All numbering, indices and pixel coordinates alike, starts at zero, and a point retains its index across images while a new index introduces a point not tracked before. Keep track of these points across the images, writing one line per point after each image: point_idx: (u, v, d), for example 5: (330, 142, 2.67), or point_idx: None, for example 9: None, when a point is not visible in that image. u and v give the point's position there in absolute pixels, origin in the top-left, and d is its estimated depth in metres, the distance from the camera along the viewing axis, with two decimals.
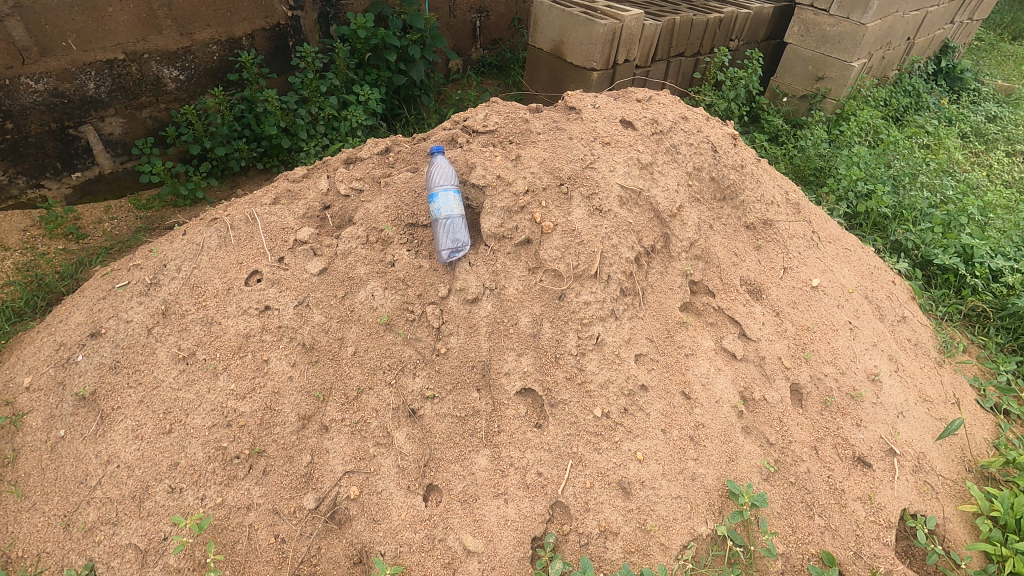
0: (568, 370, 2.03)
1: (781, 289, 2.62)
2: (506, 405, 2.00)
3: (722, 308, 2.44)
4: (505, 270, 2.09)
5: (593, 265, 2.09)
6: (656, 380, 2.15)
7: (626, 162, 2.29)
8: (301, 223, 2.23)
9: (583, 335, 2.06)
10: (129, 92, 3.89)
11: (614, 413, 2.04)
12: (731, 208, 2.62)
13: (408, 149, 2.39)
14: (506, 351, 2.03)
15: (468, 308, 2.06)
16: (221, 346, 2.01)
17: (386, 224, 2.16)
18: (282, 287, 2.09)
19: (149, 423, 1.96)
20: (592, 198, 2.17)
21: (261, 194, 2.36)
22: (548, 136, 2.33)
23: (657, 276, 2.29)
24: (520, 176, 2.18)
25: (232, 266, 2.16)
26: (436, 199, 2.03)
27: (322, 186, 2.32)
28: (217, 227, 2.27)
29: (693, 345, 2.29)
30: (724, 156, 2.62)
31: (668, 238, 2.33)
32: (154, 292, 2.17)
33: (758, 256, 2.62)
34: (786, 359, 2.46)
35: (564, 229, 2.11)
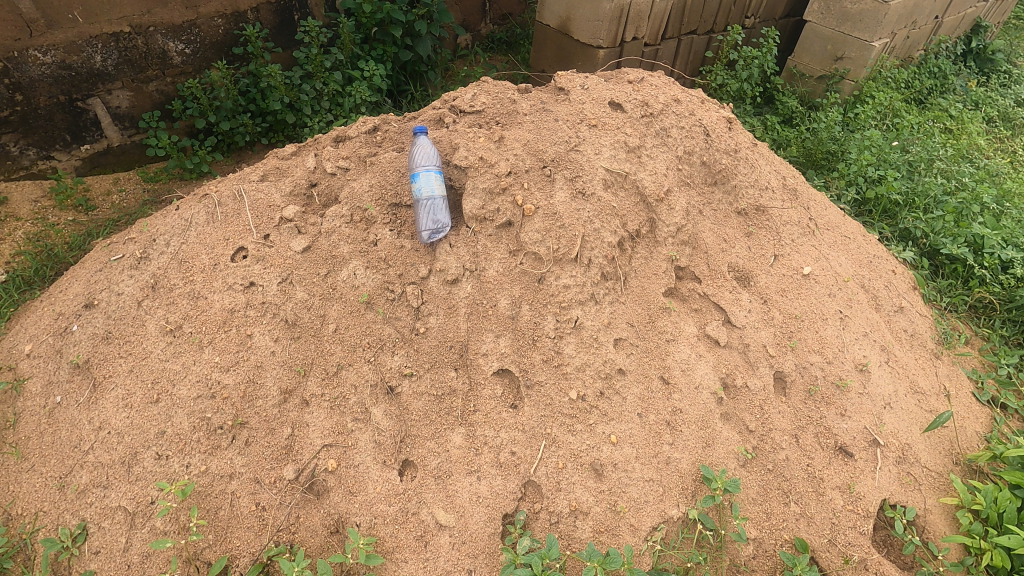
0: (545, 352, 2.06)
1: (771, 277, 2.57)
2: (482, 385, 2.03)
3: (708, 295, 2.42)
4: (486, 252, 2.09)
5: (573, 248, 2.09)
6: (635, 365, 2.17)
7: (613, 145, 2.25)
8: (288, 201, 2.22)
9: (561, 318, 2.08)
10: (135, 65, 3.92)
11: (589, 396, 2.06)
12: (722, 193, 2.55)
13: (395, 127, 2.37)
14: (485, 332, 2.06)
15: (447, 289, 2.07)
16: (206, 321, 2.05)
17: (370, 203, 2.16)
18: (267, 264, 2.10)
19: (138, 392, 2.03)
20: (575, 181, 2.14)
21: (251, 170, 2.36)
22: (535, 117, 2.28)
23: (641, 260, 2.29)
24: (503, 158, 2.15)
25: (219, 242, 2.16)
26: (418, 180, 2.02)
27: (309, 163, 2.30)
28: (206, 203, 2.27)
29: (675, 331, 2.29)
30: (718, 140, 2.53)
31: (654, 223, 2.32)
32: (143, 266, 2.20)
33: (749, 243, 2.57)
34: (770, 347, 2.46)
35: (546, 212, 2.09)
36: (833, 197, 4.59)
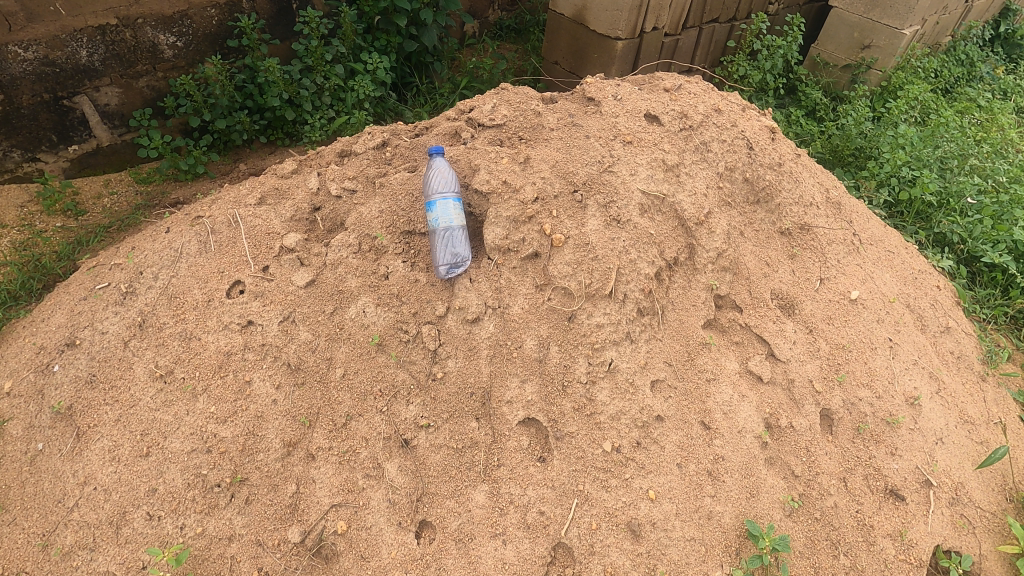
0: (576, 400, 1.86)
1: (816, 303, 2.35)
2: (506, 436, 1.83)
3: (750, 326, 2.21)
4: (510, 287, 1.87)
5: (607, 283, 1.87)
6: (673, 409, 1.97)
7: (650, 164, 2.01)
8: (289, 228, 2.00)
9: (594, 361, 1.87)
10: (123, 60, 3.65)
11: (625, 447, 1.87)
12: (765, 212, 2.31)
13: (406, 142, 2.14)
14: (509, 377, 1.85)
15: (467, 329, 1.86)
16: (200, 365, 1.84)
17: (380, 230, 1.94)
18: (266, 301, 1.88)
19: (126, 444, 1.83)
20: (609, 207, 1.91)
21: (247, 190, 2.13)
22: (563, 132, 2.04)
23: (679, 291, 2.08)
24: (529, 181, 1.91)
25: (212, 276, 1.93)
26: (435, 209, 1.79)
27: (311, 184, 2.08)
28: (198, 230, 2.04)
29: (716, 368, 2.09)
30: (762, 153, 2.28)
31: (693, 248, 2.10)
32: (129, 302, 1.97)
33: (793, 266, 2.35)
34: (816, 382, 2.25)
35: (577, 242, 1.87)
36: (864, 200, 4.32)
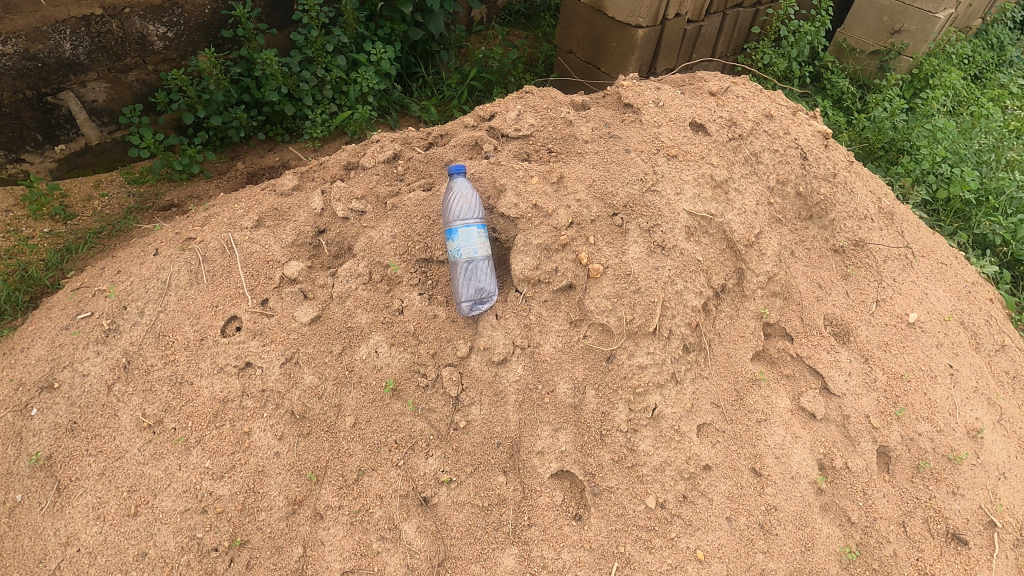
0: (616, 451, 1.65)
1: (872, 328, 2.12)
2: (537, 491, 1.63)
3: (801, 356, 1.99)
4: (540, 323, 1.66)
5: (652, 318, 1.65)
6: (721, 456, 1.77)
7: (697, 181, 1.78)
8: (290, 254, 1.77)
9: (636, 407, 1.66)
10: (111, 53, 3.08)
11: (671, 502, 1.67)
12: (817, 229, 2.08)
13: (420, 156, 1.93)
14: (540, 426, 1.65)
15: (493, 371, 1.66)
16: (193, 414, 1.64)
17: (393, 259, 1.73)
18: (266, 340, 1.67)
19: (113, 501, 1.63)
20: (653, 232, 1.68)
21: (242, 210, 1.90)
22: (598, 145, 1.81)
23: (726, 321, 1.86)
24: (562, 204, 1.69)
25: (205, 310, 1.71)
26: (456, 238, 1.57)
27: (315, 204, 1.85)
28: (187, 257, 1.81)
29: (767, 407, 1.88)
30: (816, 163, 2.04)
31: (742, 273, 1.87)
32: (113, 340, 1.75)
33: (847, 287, 2.13)
34: (873, 418, 2.04)
35: (617, 273, 1.65)
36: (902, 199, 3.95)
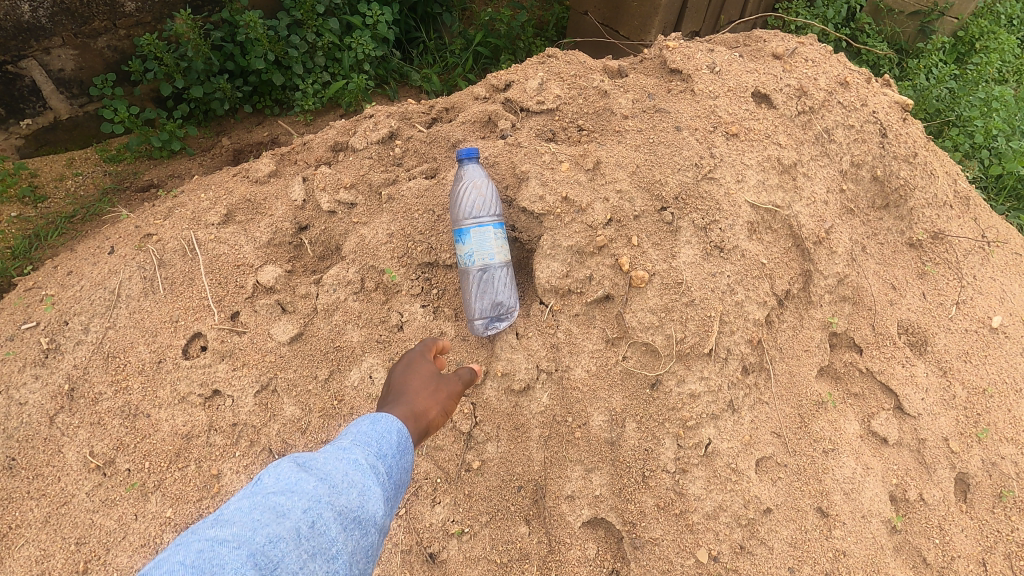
0: (661, 496, 1.36)
1: (951, 336, 1.79)
2: (566, 544, 1.35)
3: (872, 371, 1.67)
4: (570, 342, 1.38)
5: (708, 338, 1.35)
6: (782, 496, 1.47)
7: (761, 165, 1.46)
8: (265, 258, 1.46)
9: (686, 442, 1.36)
10: (76, 15, 2.39)
11: (725, 555, 1.37)
12: (891, 220, 1.75)
13: (422, 134, 1.61)
14: (569, 466, 1.38)
15: (512, 400, 1.39)
16: (151, 452, 1.35)
17: (390, 263, 1.42)
18: (236, 364, 1.38)
19: (59, 555, 1.31)
20: (709, 230, 1.38)
21: (207, 201, 1.57)
22: (641, 121, 1.49)
23: (789, 333, 1.54)
24: (598, 197, 1.39)
25: (163, 326, 1.41)
26: (467, 240, 1.27)
27: (295, 194, 1.53)
28: (139, 261, 1.48)
29: (835, 435, 1.57)
30: (897, 141, 1.70)
31: (809, 276, 1.54)
32: (55, 362, 1.44)
33: (924, 288, 1.81)
34: (952, 441, 1.67)
35: (665, 281, 1.35)
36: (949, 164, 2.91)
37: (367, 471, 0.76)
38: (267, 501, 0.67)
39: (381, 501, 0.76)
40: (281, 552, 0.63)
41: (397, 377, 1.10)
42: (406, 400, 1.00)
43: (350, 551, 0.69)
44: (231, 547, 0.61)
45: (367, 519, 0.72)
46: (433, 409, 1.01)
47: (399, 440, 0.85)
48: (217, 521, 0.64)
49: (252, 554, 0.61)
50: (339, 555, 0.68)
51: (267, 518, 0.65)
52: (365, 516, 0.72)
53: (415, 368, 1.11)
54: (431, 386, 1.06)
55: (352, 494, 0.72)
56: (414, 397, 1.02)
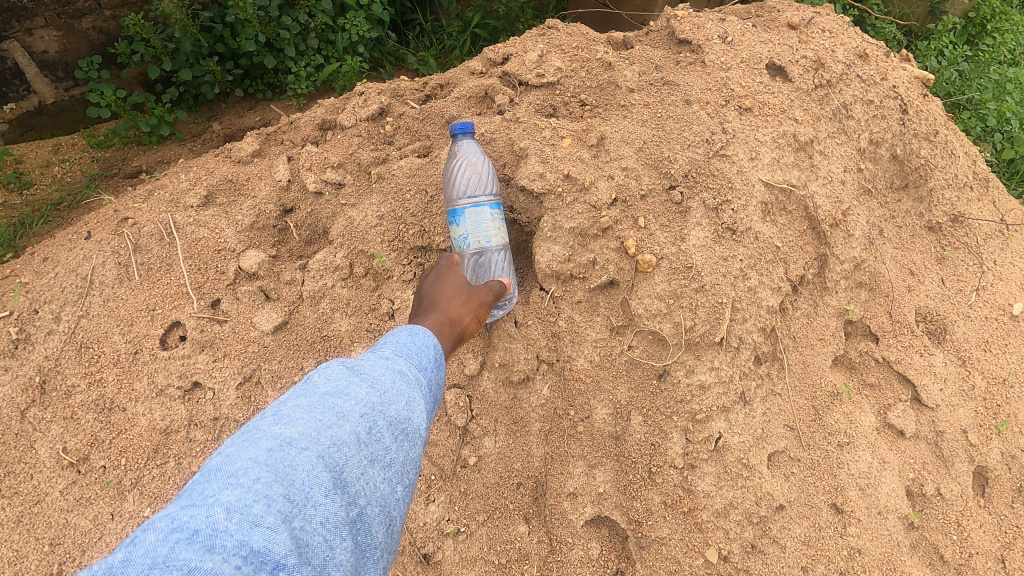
0: (667, 492, 1.28)
1: (970, 324, 1.66)
2: (568, 544, 1.28)
3: (888, 361, 1.55)
4: (572, 331, 1.32)
5: (721, 327, 1.26)
6: (795, 492, 1.35)
7: (776, 141, 1.37)
8: (246, 242, 1.37)
9: (695, 437, 1.28)
10: None
11: (736, 556, 1.28)
12: (910, 202, 1.65)
13: (414, 111, 1.51)
14: (571, 461, 1.31)
15: (511, 393, 1.35)
16: (128, 448, 1.28)
17: (380, 247, 1.33)
18: (217, 355, 1.30)
19: (31, 558, 1.23)
20: (721, 210, 1.30)
21: (187, 182, 1.48)
22: (649, 95, 1.40)
23: (804, 321, 1.44)
24: (602, 174, 1.31)
25: (139, 315, 1.33)
26: (461, 221, 1.18)
27: (279, 174, 1.44)
28: (112, 246, 1.39)
29: (850, 428, 1.44)
30: (918, 118, 1.60)
31: (825, 260, 1.45)
32: (24, 352, 1.35)
33: (943, 273, 1.68)
34: (972, 433, 1.54)
35: (673, 265, 1.28)
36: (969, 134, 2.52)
37: (409, 386, 0.84)
38: (328, 406, 0.75)
39: (419, 414, 0.85)
40: (345, 454, 0.72)
41: (429, 289, 1.14)
42: (442, 315, 1.05)
43: (398, 457, 0.79)
44: (303, 446, 0.70)
45: (411, 431, 0.81)
46: (467, 318, 1.08)
47: (432, 359, 0.93)
48: (285, 419, 0.72)
49: (323, 455, 0.70)
50: (390, 461, 0.77)
51: (333, 415, 0.74)
52: (410, 428, 0.81)
53: (447, 279, 1.14)
54: (464, 296, 1.11)
55: (398, 407, 0.81)
56: (448, 304, 1.07)
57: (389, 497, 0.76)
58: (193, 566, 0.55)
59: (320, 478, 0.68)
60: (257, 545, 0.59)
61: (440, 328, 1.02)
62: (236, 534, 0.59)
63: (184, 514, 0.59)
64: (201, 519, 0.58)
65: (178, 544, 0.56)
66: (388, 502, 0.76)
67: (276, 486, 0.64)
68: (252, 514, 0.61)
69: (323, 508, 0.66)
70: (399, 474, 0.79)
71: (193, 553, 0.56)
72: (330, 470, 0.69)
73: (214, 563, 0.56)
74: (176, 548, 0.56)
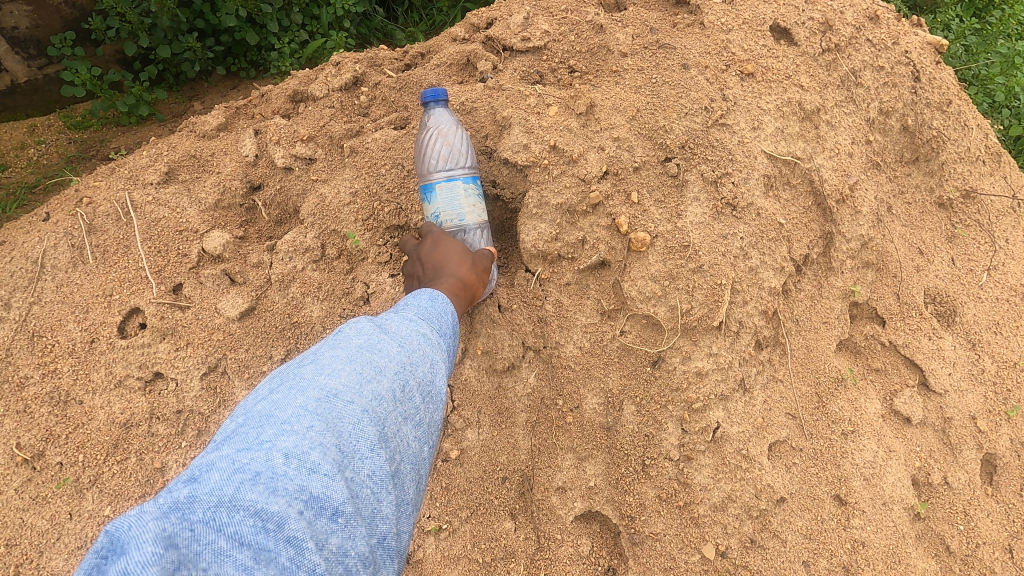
0: (662, 486, 1.20)
1: (981, 306, 1.51)
2: (556, 540, 1.21)
3: (895, 345, 1.42)
4: (560, 315, 1.23)
5: (719, 311, 1.18)
6: (796, 483, 1.27)
7: (780, 110, 1.29)
8: (210, 222, 1.28)
9: (692, 427, 1.19)
10: None
11: (734, 551, 1.20)
12: (920, 176, 1.53)
13: (391, 80, 1.41)
14: (560, 454, 1.24)
15: (495, 382, 1.27)
16: (85, 444, 1.19)
17: (353, 227, 1.24)
18: (179, 343, 1.21)
19: None
20: (719, 184, 1.21)
21: (147, 158, 1.38)
22: (643, 59, 1.30)
23: (807, 304, 1.35)
24: (592, 145, 1.22)
25: (95, 301, 1.24)
26: (434, 198, 1.09)
27: (245, 149, 1.34)
28: (67, 228, 1.29)
29: (855, 415, 1.34)
30: (932, 85, 1.49)
31: (830, 238, 1.35)
32: None
33: (953, 252, 1.53)
34: (980, 420, 1.42)
35: (669, 244, 1.19)
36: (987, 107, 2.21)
37: (436, 346, 0.84)
38: (366, 358, 0.75)
39: (445, 374, 0.85)
40: (386, 409, 0.73)
41: (426, 253, 1.05)
42: (453, 280, 0.99)
43: (428, 416, 0.80)
44: (348, 398, 0.70)
45: (439, 391, 0.82)
46: (476, 282, 1.04)
47: (452, 323, 0.92)
48: (325, 370, 0.72)
49: (368, 410, 0.70)
50: (422, 420, 0.78)
51: (372, 369, 0.74)
52: (437, 390, 0.81)
53: (449, 243, 1.05)
54: (470, 259, 1.04)
55: (427, 367, 0.81)
56: (455, 264, 1.02)
57: (420, 455, 0.78)
58: (259, 508, 0.58)
59: (366, 432, 0.69)
60: (315, 492, 0.62)
61: (455, 294, 0.98)
62: (294, 480, 0.61)
63: (244, 456, 0.61)
64: (262, 462, 0.61)
65: (242, 484, 0.59)
66: (420, 458, 0.78)
67: (328, 437, 0.66)
68: (308, 462, 0.63)
69: (369, 461, 0.68)
70: (428, 434, 0.80)
71: (258, 495, 0.59)
72: (374, 425, 0.70)
73: (278, 507, 0.59)
74: (241, 489, 0.59)
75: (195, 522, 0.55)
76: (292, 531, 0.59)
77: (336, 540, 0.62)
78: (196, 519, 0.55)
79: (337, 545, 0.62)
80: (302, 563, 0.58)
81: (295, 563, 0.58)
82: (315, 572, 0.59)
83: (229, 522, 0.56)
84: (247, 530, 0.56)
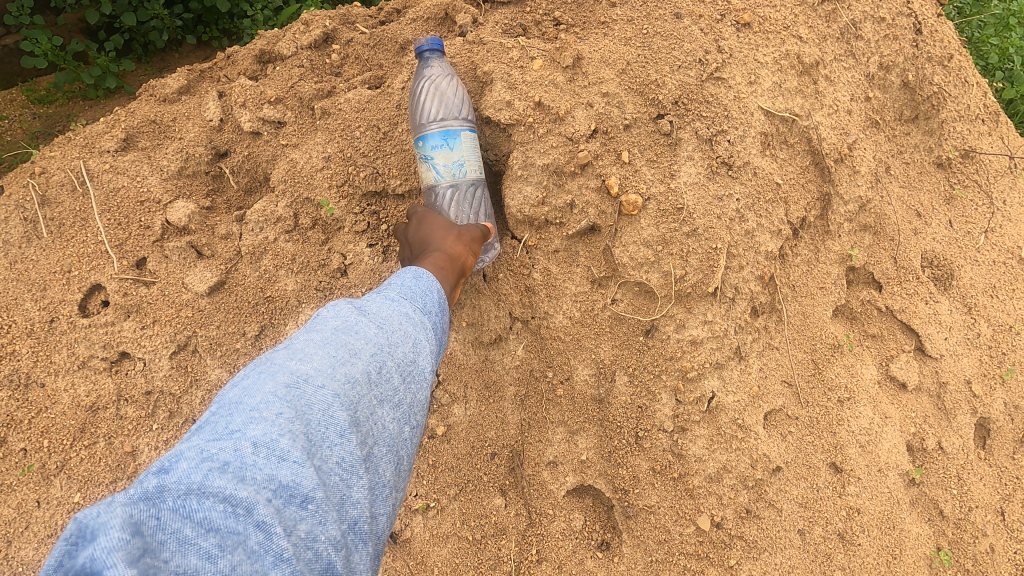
0: (655, 458, 1.17)
1: (978, 268, 1.47)
2: (548, 515, 1.18)
3: (891, 309, 1.38)
4: (548, 284, 1.18)
5: (714, 277, 1.13)
6: (792, 452, 1.24)
7: (776, 63, 1.22)
8: (174, 192, 1.20)
9: (686, 398, 1.15)
10: None
11: (730, 522, 1.17)
12: (919, 134, 1.47)
13: (365, 36, 1.32)
14: (550, 427, 1.20)
15: (481, 355, 1.22)
16: (47, 431, 1.11)
17: (328, 194, 1.17)
18: (145, 321, 1.14)
19: None
20: (714, 142, 1.14)
21: (103, 124, 1.28)
22: (632, 10, 1.23)
23: (803, 268, 1.30)
24: (579, 102, 1.15)
25: (52, 279, 1.16)
26: (460, 144, 1.02)
27: (208, 113, 1.25)
28: (18, 201, 1.20)
29: (852, 382, 1.31)
30: (935, 37, 1.42)
31: (827, 200, 1.30)
32: None
33: (951, 214, 1.48)
34: (976, 384, 1.39)
35: (661, 206, 1.14)
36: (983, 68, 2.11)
37: (417, 327, 0.78)
38: (340, 341, 0.69)
39: (430, 356, 0.79)
40: (359, 393, 0.67)
41: (414, 234, 1.02)
42: (440, 254, 0.93)
43: (409, 398, 0.74)
44: (319, 383, 0.64)
45: (421, 372, 0.76)
46: (465, 254, 0.98)
47: (439, 301, 0.85)
48: (297, 356, 0.66)
49: (341, 394, 0.64)
50: (401, 402, 0.72)
51: (346, 352, 0.68)
52: (417, 370, 0.75)
53: (436, 221, 1.02)
54: (457, 230, 0.99)
55: (407, 348, 0.74)
56: (441, 241, 0.96)
57: (399, 439, 0.71)
58: (227, 494, 0.52)
59: (336, 418, 0.63)
60: (284, 480, 0.56)
61: (441, 268, 0.91)
62: (262, 469, 0.55)
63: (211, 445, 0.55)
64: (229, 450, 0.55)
65: (210, 472, 0.53)
66: (399, 442, 0.71)
67: (298, 423, 0.60)
68: (278, 449, 0.57)
69: (339, 448, 0.62)
70: (409, 416, 0.73)
71: (226, 481, 0.53)
72: (346, 410, 0.64)
73: (247, 493, 0.53)
74: (209, 476, 0.52)
75: (162, 510, 0.49)
76: (260, 517, 0.52)
77: (306, 527, 0.56)
78: (163, 506, 0.49)
79: (307, 532, 0.56)
80: (270, 549, 0.52)
81: (264, 548, 0.51)
82: (284, 558, 0.52)
83: (197, 509, 0.50)
84: (215, 516, 0.50)
